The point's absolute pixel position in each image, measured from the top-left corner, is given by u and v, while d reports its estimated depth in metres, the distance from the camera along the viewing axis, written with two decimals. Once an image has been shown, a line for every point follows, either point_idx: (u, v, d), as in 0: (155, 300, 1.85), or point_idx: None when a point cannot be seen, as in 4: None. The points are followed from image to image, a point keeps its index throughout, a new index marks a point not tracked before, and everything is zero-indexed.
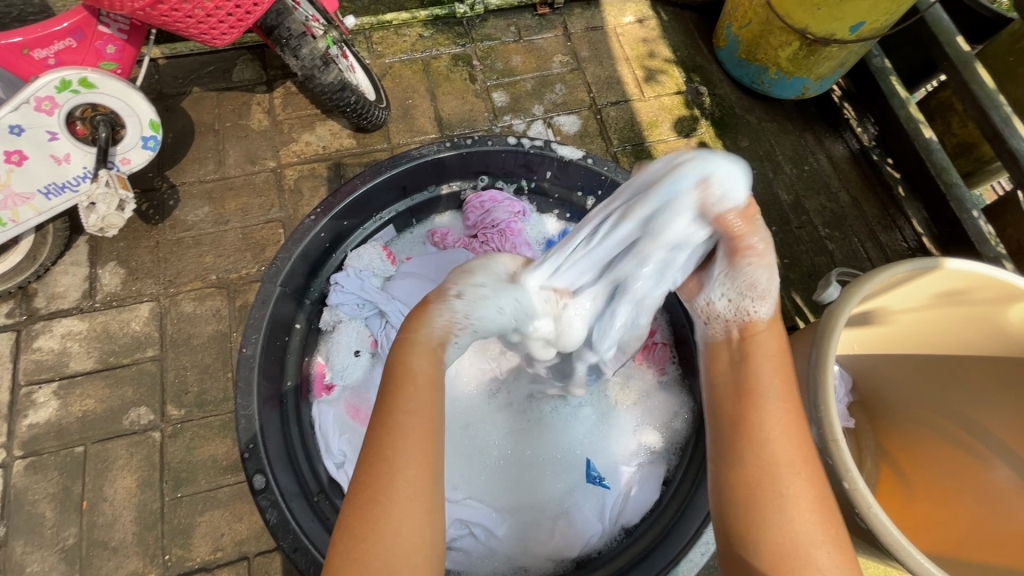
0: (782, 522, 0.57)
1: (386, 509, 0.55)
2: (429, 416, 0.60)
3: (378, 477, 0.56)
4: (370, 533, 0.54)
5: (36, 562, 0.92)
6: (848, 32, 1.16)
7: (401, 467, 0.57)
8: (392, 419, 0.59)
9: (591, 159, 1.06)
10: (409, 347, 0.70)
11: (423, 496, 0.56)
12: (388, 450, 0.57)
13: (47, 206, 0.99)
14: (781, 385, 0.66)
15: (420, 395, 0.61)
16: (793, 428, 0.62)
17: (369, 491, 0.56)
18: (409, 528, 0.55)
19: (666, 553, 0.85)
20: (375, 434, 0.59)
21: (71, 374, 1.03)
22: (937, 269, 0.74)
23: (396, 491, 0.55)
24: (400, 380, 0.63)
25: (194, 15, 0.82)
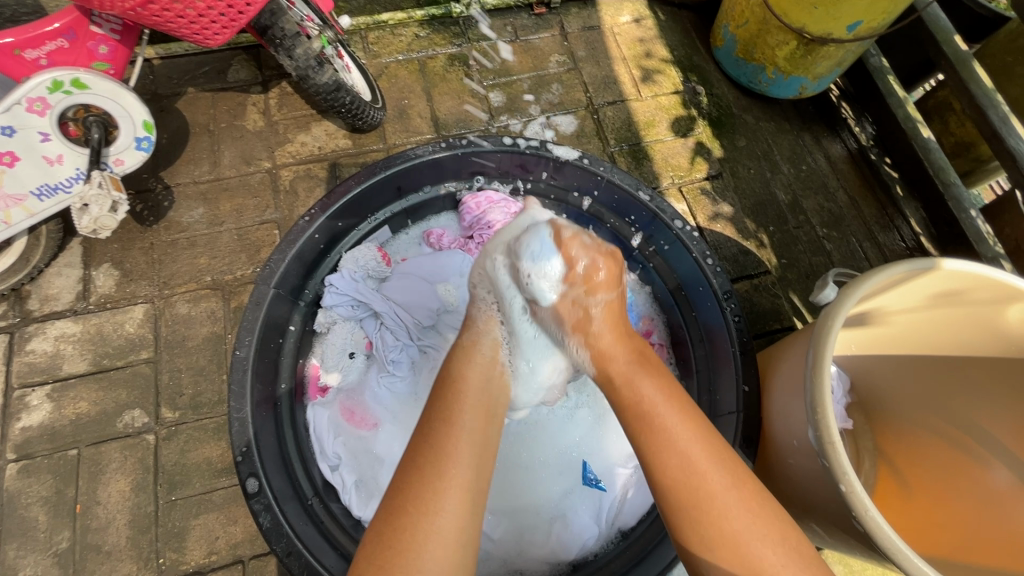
0: (719, 531, 0.61)
1: (422, 519, 0.59)
2: (475, 437, 0.68)
3: (420, 488, 0.61)
4: (400, 543, 0.58)
5: (29, 566, 0.92)
6: (845, 31, 1.15)
7: (439, 480, 0.62)
8: (436, 436, 0.66)
9: (587, 160, 1.05)
10: (454, 360, 0.78)
11: (461, 513, 0.61)
12: (435, 463, 0.63)
13: (40, 207, 0.98)
14: (678, 416, 0.69)
15: (469, 419, 0.69)
16: (703, 450, 0.66)
17: (408, 504, 0.60)
18: (442, 541, 0.58)
19: (661, 557, 0.83)
20: (424, 447, 0.65)
21: (64, 376, 1.02)
22: (933, 269, 0.74)
23: (436, 503, 0.60)
24: (452, 400, 0.71)
25: (186, 14, 0.81)
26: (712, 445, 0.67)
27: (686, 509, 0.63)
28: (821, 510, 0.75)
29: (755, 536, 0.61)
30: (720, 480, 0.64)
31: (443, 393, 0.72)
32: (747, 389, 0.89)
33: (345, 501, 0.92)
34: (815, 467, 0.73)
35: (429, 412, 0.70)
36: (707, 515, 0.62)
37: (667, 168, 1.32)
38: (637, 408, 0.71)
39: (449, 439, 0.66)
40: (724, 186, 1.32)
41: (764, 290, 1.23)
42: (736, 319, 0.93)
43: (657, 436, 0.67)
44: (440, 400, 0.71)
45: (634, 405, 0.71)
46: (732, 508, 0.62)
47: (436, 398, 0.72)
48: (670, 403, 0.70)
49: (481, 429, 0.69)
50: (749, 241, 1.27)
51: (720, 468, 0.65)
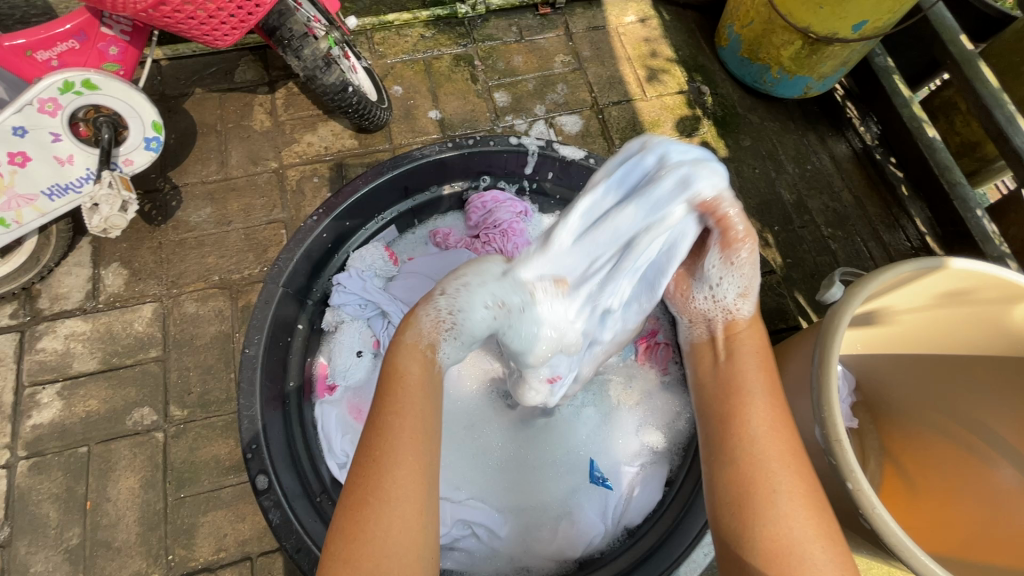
0: (768, 525, 0.58)
1: (382, 509, 0.55)
2: (425, 415, 0.61)
3: (376, 478, 0.57)
4: (365, 534, 0.54)
5: (40, 562, 0.93)
6: (851, 31, 1.16)
7: (396, 466, 0.57)
8: (384, 419, 0.60)
9: (593, 159, 1.06)
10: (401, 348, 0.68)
11: (421, 497, 0.57)
12: (387, 447, 0.58)
13: (50, 207, 0.99)
14: (764, 389, 0.69)
15: (413, 397, 0.62)
16: (777, 423, 0.66)
17: (368, 494, 0.56)
18: (405, 528, 0.55)
19: (671, 552, 0.85)
20: (374, 434, 0.59)
21: (74, 374, 1.03)
22: (941, 268, 0.74)
23: (394, 490, 0.56)
24: (394, 384, 0.63)
25: (196, 15, 0.82)
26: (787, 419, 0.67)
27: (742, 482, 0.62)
28: None
29: (801, 519, 0.58)
30: (784, 458, 0.63)
31: (385, 375, 0.64)
32: None
33: None
34: (821, 466, 0.73)
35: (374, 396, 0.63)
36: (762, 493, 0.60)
37: None
38: (726, 379, 0.72)
39: (396, 420, 0.60)
40: (729, 186, 1.32)
41: (769, 289, 1.23)
42: None
43: (737, 405, 0.68)
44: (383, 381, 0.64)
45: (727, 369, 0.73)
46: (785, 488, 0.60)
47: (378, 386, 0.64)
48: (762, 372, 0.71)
49: (425, 402, 0.63)
50: (754, 240, 1.27)
51: (785, 443, 0.64)
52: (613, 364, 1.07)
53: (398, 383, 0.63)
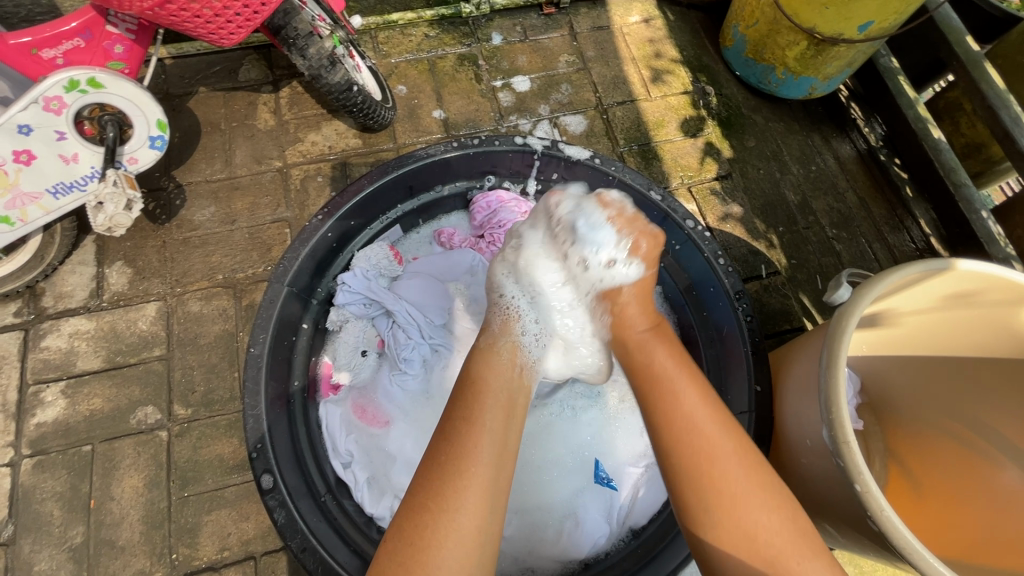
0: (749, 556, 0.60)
1: (444, 517, 0.58)
2: (495, 433, 0.65)
3: (440, 486, 0.60)
4: (422, 539, 0.57)
5: (44, 561, 0.93)
6: (856, 31, 1.15)
7: (459, 477, 0.61)
8: (457, 434, 0.65)
9: (599, 159, 1.05)
10: (474, 361, 0.75)
11: (480, 512, 0.60)
12: (455, 461, 0.62)
13: (55, 205, 0.99)
14: (692, 389, 0.70)
15: (489, 415, 0.67)
16: (713, 425, 0.67)
17: (429, 500, 0.59)
18: (462, 538, 0.58)
19: (675, 555, 0.84)
20: (441, 446, 0.64)
21: (78, 373, 1.03)
22: (948, 269, 0.74)
23: (455, 500, 0.59)
24: (472, 400, 0.68)
25: (203, 14, 0.82)
26: (724, 419, 0.68)
27: (695, 489, 0.63)
28: (833, 509, 0.75)
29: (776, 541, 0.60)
30: (733, 456, 0.64)
31: (464, 393, 0.70)
32: (759, 388, 0.90)
33: (357, 497, 0.93)
34: (828, 467, 0.73)
35: (450, 411, 0.68)
36: (715, 499, 0.62)
37: (676, 168, 1.32)
38: (657, 388, 0.71)
39: (470, 437, 0.64)
40: (733, 187, 1.32)
41: (774, 290, 1.23)
42: (748, 319, 0.94)
43: (668, 410, 0.68)
44: (462, 400, 0.69)
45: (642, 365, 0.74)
46: (742, 485, 0.63)
47: (454, 406, 0.68)
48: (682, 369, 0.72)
49: (503, 423, 0.67)
50: (759, 241, 1.27)
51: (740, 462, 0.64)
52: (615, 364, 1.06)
53: (478, 404, 0.68)
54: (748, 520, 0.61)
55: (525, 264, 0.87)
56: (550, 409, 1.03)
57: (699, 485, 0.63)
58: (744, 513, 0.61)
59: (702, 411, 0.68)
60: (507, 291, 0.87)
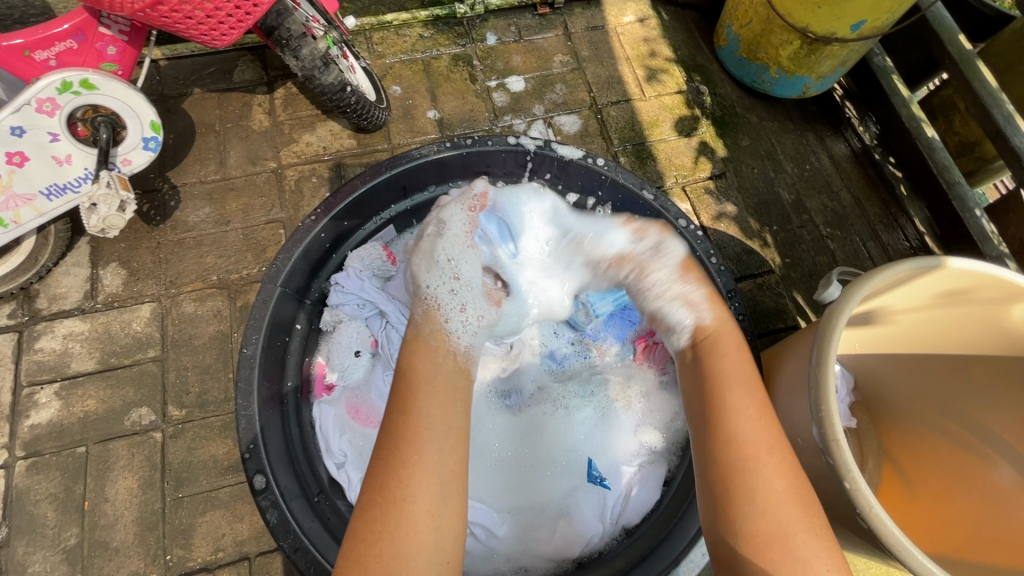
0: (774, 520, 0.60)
1: (391, 509, 0.59)
2: (436, 417, 0.66)
3: (386, 479, 0.61)
4: (373, 533, 0.58)
5: (38, 562, 0.92)
6: (849, 30, 1.16)
7: (403, 468, 0.61)
8: (394, 424, 0.65)
9: (592, 158, 1.06)
10: (404, 353, 0.75)
11: (429, 497, 0.60)
12: (398, 452, 0.62)
13: (49, 207, 0.99)
14: (751, 389, 0.70)
15: (427, 402, 0.67)
16: (762, 427, 0.67)
17: (377, 495, 0.60)
18: (413, 528, 0.58)
19: (673, 549, 0.85)
20: (384, 438, 0.64)
21: (72, 374, 1.03)
22: (939, 267, 0.74)
23: (403, 491, 0.60)
24: (407, 389, 0.68)
25: (194, 15, 0.82)
26: (773, 423, 0.68)
27: (728, 483, 0.64)
28: (825, 508, 0.75)
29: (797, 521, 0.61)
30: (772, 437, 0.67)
31: (400, 382, 0.69)
32: None
33: (350, 498, 0.92)
34: (820, 465, 0.73)
35: (390, 402, 0.68)
36: (747, 497, 0.62)
37: (670, 168, 1.32)
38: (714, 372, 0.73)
39: (410, 426, 0.64)
40: (727, 186, 1.32)
41: (768, 289, 1.23)
42: (740, 317, 0.95)
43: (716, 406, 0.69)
44: (397, 392, 0.68)
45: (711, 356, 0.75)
46: (778, 487, 0.62)
47: (398, 392, 0.69)
48: (749, 370, 0.73)
49: (441, 406, 0.67)
50: (753, 240, 1.27)
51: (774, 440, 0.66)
52: (610, 364, 1.08)
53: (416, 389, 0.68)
54: (780, 523, 0.60)
55: (447, 251, 0.87)
56: (545, 408, 1.03)
57: (734, 479, 0.63)
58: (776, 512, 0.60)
59: (755, 415, 0.68)
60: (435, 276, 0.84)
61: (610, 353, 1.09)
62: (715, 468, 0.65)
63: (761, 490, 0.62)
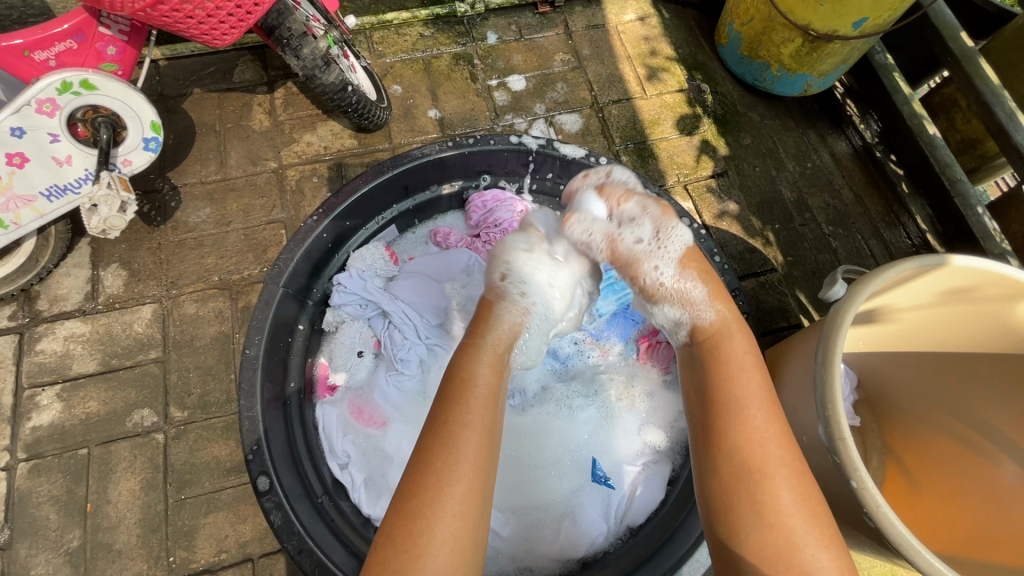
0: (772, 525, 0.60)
1: (437, 520, 0.58)
2: (484, 430, 0.64)
3: (434, 491, 0.59)
4: (416, 549, 0.56)
5: (40, 564, 0.92)
6: (851, 28, 1.15)
7: (451, 482, 0.59)
8: (447, 433, 0.62)
9: (594, 157, 1.06)
10: (458, 355, 0.71)
11: (471, 514, 0.59)
12: (447, 464, 0.60)
13: (49, 208, 0.99)
14: (760, 395, 0.67)
15: (476, 411, 0.64)
16: (773, 431, 0.65)
17: (424, 507, 0.58)
18: (453, 542, 0.57)
19: (673, 553, 0.85)
20: (433, 447, 0.62)
21: (74, 376, 1.03)
22: (943, 265, 0.74)
23: (448, 506, 0.58)
24: (457, 394, 0.65)
25: (195, 15, 0.81)
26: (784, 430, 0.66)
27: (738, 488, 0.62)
28: (830, 507, 0.75)
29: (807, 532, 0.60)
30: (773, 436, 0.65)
31: (451, 385, 0.67)
32: None
33: (354, 499, 0.92)
34: (825, 464, 0.73)
35: (435, 408, 0.65)
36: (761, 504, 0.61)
37: (672, 166, 1.32)
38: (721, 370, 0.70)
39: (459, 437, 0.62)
40: (729, 185, 1.32)
41: (770, 288, 1.23)
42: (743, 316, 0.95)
43: (730, 407, 0.66)
44: (448, 398, 0.65)
45: (718, 359, 0.72)
46: (788, 500, 0.61)
47: (445, 394, 0.66)
48: (757, 375, 0.70)
49: (488, 420, 0.65)
50: (755, 239, 1.27)
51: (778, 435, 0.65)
52: (614, 363, 1.08)
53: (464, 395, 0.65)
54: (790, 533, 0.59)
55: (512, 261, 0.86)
56: (549, 407, 1.03)
57: (747, 476, 0.62)
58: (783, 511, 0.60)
59: (767, 421, 0.66)
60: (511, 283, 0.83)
61: (614, 352, 1.08)
62: (726, 473, 0.64)
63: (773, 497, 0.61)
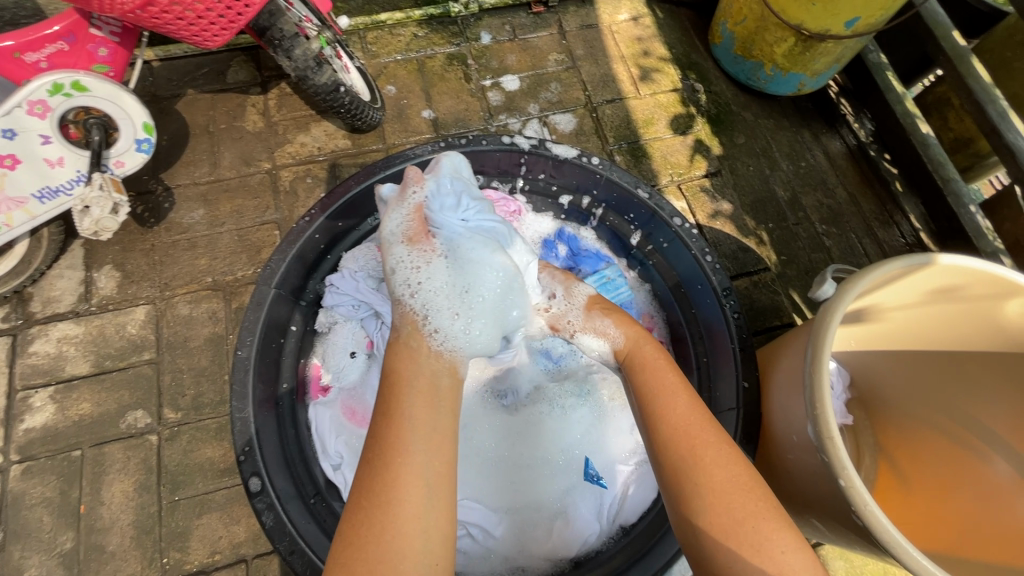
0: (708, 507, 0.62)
1: (377, 512, 0.59)
2: (418, 418, 0.66)
3: (373, 483, 0.60)
4: (359, 538, 0.58)
5: (34, 566, 0.92)
6: (843, 27, 1.15)
7: (386, 472, 0.61)
8: (378, 427, 0.65)
9: (586, 157, 1.05)
10: (389, 357, 0.75)
11: (415, 502, 0.60)
12: (385, 456, 0.62)
13: (41, 210, 0.99)
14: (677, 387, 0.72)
15: (410, 403, 0.67)
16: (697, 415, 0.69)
17: (364, 498, 0.60)
18: (398, 532, 0.58)
19: (664, 552, 0.84)
20: (372, 443, 0.64)
21: (67, 378, 1.03)
22: (930, 264, 0.74)
23: (389, 495, 0.59)
24: (390, 390, 0.69)
25: (185, 16, 0.81)
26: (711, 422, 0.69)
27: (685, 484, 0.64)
28: (821, 506, 0.75)
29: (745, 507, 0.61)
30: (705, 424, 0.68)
31: (385, 384, 0.70)
32: (747, 385, 0.89)
33: (347, 500, 0.92)
34: (815, 464, 0.73)
35: (376, 406, 0.68)
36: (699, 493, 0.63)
37: (666, 166, 1.32)
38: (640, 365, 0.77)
39: (392, 429, 0.64)
40: (723, 184, 1.32)
41: (763, 287, 1.23)
42: (735, 316, 0.94)
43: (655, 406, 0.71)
44: (386, 392, 0.69)
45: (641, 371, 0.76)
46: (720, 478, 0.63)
47: (382, 391, 0.69)
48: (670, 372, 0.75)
49: (426, 407, 0.67)
50: (748, 238, 1.27)
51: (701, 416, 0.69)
52: (606, 364, 1.08)
53: (399, 391, 0.68)
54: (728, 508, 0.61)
55: (393, 261, 0.81)
56: (542, 408, 1.03)
57: (681, 467, 0.65)
58: (729, 500, 0.61)
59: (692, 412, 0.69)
60: (397, 286, 0.80)
61: None
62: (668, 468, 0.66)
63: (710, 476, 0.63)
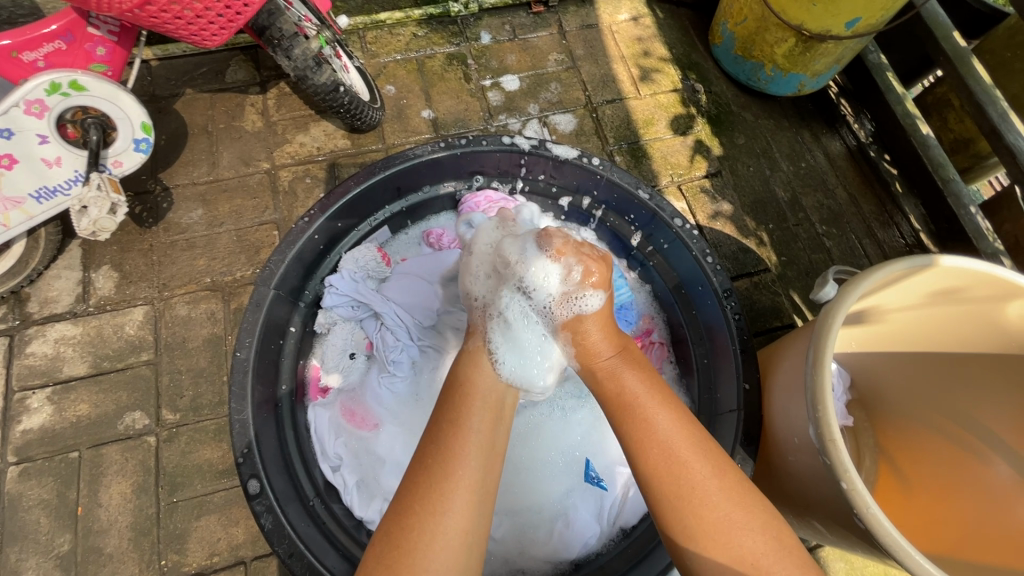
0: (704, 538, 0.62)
1: (430, 519, 0.59)
2: (482, 435, 0.67)
3: (428, 491, 0.60)
4: (409, 544, 0.57)
5: (31, 568, 0.92)
6: (844, 28, 1.15)
7: (448, 480, 0.61)
8: (445, 436, 0.65)
9: (586, 157, 1.05)
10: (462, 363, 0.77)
11: (466, 515, 0.60)
12: (443, 465, 0.62)
13: (39, 209, 0.98)
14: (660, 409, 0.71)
15: (477, 418, 0.68)
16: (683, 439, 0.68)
17: (416, 504, 0.60)
18: (447, 541, 0.58)
19: (663, 556, 0.83)
20: (430, 451, 0.64)
21: (65, 379, 1.02)
22: (931, 266, 0.74)
23: (443, 503, 0.60)
24: (463, 402, 0.70)
25: (184, 15, 0.81)
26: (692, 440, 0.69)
27: (675, 504, 0.64)
28: (822, 508, 0.75)
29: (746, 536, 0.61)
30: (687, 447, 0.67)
31: (454, 398, 0.71)
32: (747, 386, 0.89)
33: (347, 501, 0.93)
34: (816, 466, 0.73)
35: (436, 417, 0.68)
36: (695, 520, 0.62)
37: (666, 166, 1.32)
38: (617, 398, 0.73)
39: (457, 441, 0.65)
40: (723, 184, 1.32)
41: (764, 288, 1.23)
42: (736, 317, 0.93)
43: (637, 428, 0.69)
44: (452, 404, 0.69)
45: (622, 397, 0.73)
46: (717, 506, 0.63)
47: (445, 402, 0.71)
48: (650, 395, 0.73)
49: (490, 424, 0.69)
50: (749, 239, 1.27)
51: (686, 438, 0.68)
52: None
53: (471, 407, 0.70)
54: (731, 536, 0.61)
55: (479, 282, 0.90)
56: (542, 410, 1.02)
57: (675, 494, 0.64)
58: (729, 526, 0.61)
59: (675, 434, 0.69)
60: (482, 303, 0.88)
61: None
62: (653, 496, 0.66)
63: (703, 504, 0.63)
